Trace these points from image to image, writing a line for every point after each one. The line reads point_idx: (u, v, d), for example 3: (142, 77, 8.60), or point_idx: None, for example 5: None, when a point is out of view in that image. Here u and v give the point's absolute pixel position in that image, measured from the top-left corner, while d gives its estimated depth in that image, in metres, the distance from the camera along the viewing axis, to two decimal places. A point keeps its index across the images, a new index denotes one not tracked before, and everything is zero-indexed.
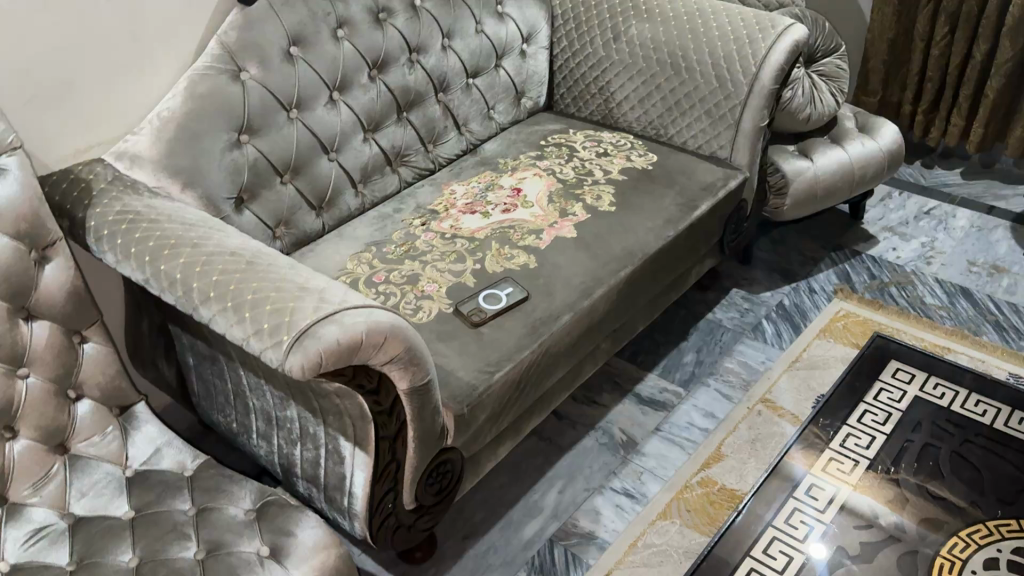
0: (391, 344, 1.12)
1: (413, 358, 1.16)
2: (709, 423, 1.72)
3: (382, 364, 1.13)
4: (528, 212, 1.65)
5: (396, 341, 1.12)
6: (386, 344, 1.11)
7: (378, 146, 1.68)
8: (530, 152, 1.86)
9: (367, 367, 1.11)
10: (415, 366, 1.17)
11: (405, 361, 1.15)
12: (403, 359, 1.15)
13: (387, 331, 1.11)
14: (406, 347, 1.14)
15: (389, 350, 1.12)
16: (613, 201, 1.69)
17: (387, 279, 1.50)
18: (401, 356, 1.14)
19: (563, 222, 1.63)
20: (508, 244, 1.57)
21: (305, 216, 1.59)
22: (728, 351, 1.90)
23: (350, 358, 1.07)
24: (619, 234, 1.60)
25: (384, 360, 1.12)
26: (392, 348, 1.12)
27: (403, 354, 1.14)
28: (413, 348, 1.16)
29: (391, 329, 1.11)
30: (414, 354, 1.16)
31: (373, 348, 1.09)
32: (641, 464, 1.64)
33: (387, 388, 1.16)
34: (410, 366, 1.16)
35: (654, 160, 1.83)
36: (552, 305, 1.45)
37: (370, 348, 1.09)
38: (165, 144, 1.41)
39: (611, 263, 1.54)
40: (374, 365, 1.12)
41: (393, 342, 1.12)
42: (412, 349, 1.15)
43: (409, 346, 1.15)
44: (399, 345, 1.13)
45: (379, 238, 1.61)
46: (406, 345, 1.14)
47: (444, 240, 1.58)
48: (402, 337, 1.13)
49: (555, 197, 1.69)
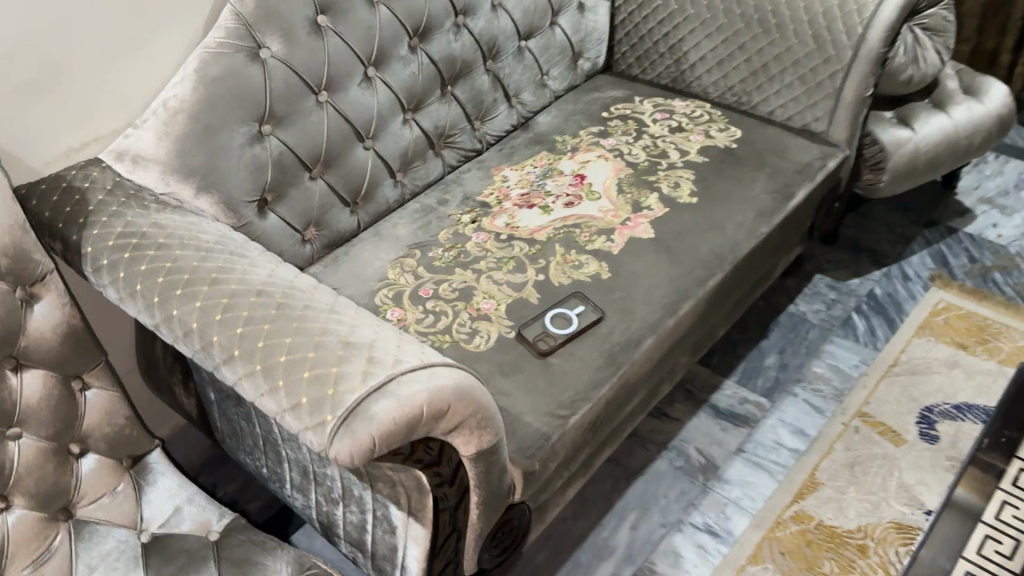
0: (456, 407, 0.90)
1: (482, 416, 0.95)
2: (799, 443, 1.52)
3: (447, 430, 0.91)
4: (595, 206, 1.41)
5: (462, 402, 0.91)
6: (451, 409, 0.90)
7: (420, 128, 1.45)
8: (591, 127, 1.62)
9: (430, 436, 0.90)
10: (484, 426, 0.96)
11: (473, 422, 0.94)
12: (470, 420, 0.94)
13: (451, 393, 0.89)
14: (474, 406, 0.93)
15: (454, 414, 0.90)
16: (694, 190, 1.45)
17: (435, 295, 1.28)
18: (468, 417, 0.93)
19: (637, 218, 1.39)
20: (575, 247, 1.34)
21: (338, 215, 1.38)
22: (815, 352, 1.68)
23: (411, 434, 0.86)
24: (704, 232, 1.37)
25: (449, 426, 0.91)
26: (458, 412, 0.91)
27: (469, 414, 0.93)
28: (480, 406, 0.94)
29: (456, 390, 0.90)
30: (482, 413, 0.95)
31: (436, 416, 0.88)
32: (723, 495, 1.45)
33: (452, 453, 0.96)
34: (479, 426, 0.96)
35: (737, 135, 1.58)
36: (631, 326, 1.23)
37: (433, 419, 0.88)
38: (175, 140, 1.18)
39: (697, 272, 1.31)
40: (439, 433, 0.91)
41: (458, 405, 0.90)
42: (480, 406, 0.94)
43: (475, 403, 0.94)
44: (466, 407, 0.91)
45: (423, 239, 1.39)
46: (474, 404, 0.93)
47: (499, 242, 1.36)
48: (468, 396, 0.92)
49: (626, 186, 1.45)
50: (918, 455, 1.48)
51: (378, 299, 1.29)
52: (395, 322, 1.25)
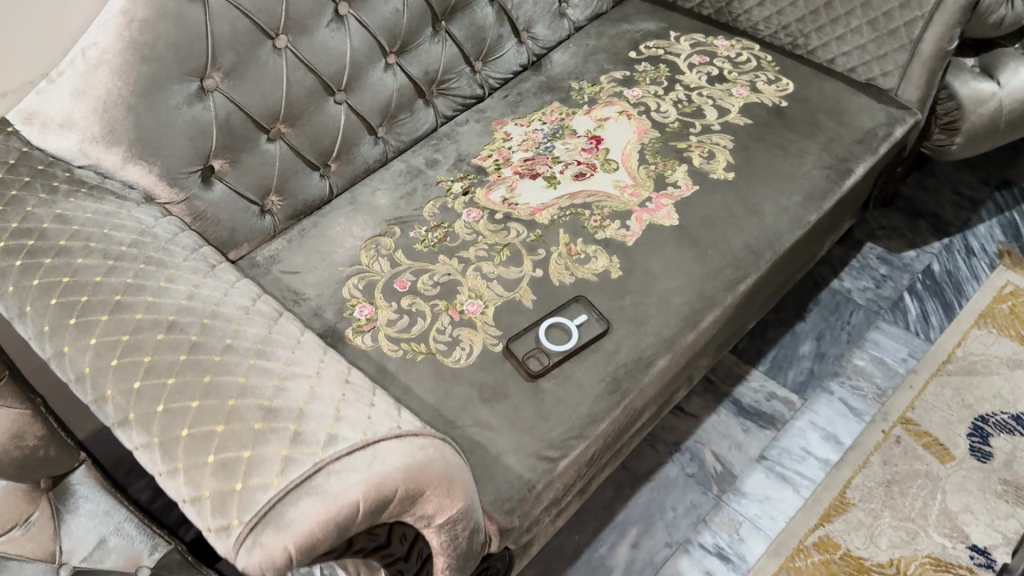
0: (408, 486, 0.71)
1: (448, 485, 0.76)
2: (831, 453, 1.34)
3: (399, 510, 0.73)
4: (611, 180, 1.19)
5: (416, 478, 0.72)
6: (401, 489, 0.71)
7: (406, 75, 1.22)
8: (615, 72, 1.37)
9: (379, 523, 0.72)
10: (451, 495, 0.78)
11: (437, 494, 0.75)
12: (430, 493, 0.75)
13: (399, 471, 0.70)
14: (434, 478, 0.74)
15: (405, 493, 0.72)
16: (730, 162, 1.21)
17: (413, 288, 1.08)
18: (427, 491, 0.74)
19: (659, 198, 1.16)
20: (583, 234, 1.12)
21: (305, 181, 1.17)
22: (859, 340, 1.47)
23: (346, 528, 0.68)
24: (739, 220, 1.15)
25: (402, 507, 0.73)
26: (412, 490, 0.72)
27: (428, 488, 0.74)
28: (443, 476, 0.76)
29: (405, 466, 0.71)
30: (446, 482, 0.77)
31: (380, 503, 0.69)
32: (739, 512, 1.28)
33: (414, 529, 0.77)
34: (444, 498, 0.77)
35: (789, 89, 1.32)
36: (641, 342, 1.03)
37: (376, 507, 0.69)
38: (98, 99, 0.95)
39: (727, 273, 1.09)
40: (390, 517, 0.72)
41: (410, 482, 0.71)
42: (442, 476, 0.75)
43: (435, 474, 0.75)
44: (422, 482, 0.73)
45: (404, 213, 1.18)
46: (432, 476, 0.74)
47: (492, 223, 1.15)
48: (424, 468, 0.73)
49: (649, 154, 1.22)
50: (967, 476, 1.30)
51: (346, 290, 1.09)
52: (364, 323, 1.06)
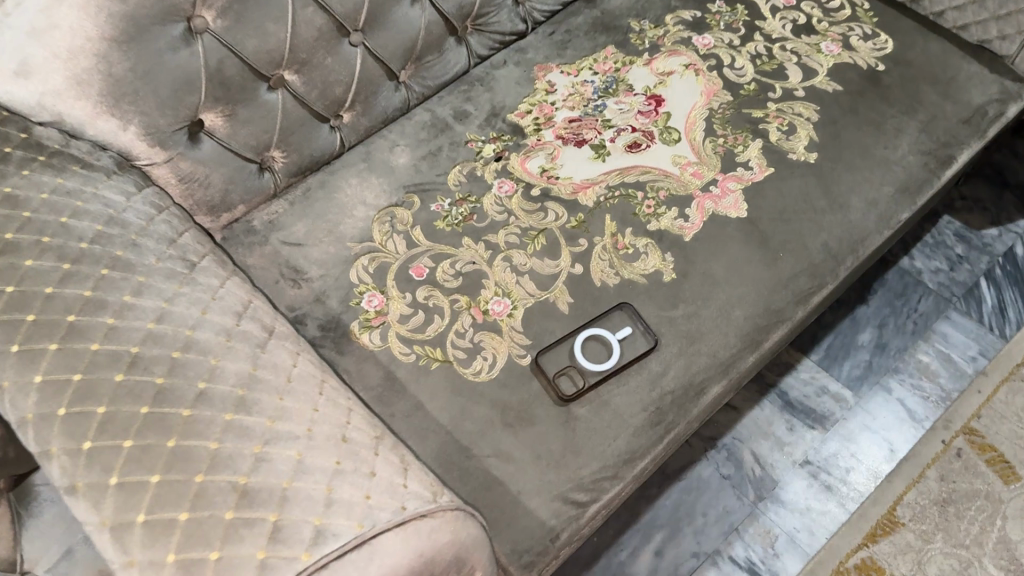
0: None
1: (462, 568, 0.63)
2: (883, 462, 1.21)
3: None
4: (670, 155, 1.01)
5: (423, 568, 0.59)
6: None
7: (437, 11, 1.02)
8: (682, 12, 1.16)
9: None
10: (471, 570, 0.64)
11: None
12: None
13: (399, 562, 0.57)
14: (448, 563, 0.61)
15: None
16: (813, 140, 1.02)
17: (431, 277, 0.93)
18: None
19: (725, 181, 0.99)
20: (633, 223, 0.96)
21: (312, 134, 1.00)
22: (925, 332, 1.32)
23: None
24: (817, 216, 0.98)
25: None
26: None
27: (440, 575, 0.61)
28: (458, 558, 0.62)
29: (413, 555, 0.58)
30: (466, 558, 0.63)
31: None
32: (776, 524, 1.17)
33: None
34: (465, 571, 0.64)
35: (888, 48, 1.11)
36: (693, 364, 0.89)
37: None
38: (62, 40, 0.76)
39: (798, 283, 0.94)
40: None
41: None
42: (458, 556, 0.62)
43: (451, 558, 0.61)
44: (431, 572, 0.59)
45: (425, 179, 1.01)
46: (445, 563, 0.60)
47: (528, 201, 0.98)
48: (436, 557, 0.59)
49: (717, 124, 1.04)
50: None
51: (353, 272, 0.95)
52: (372, 316, 0.92)
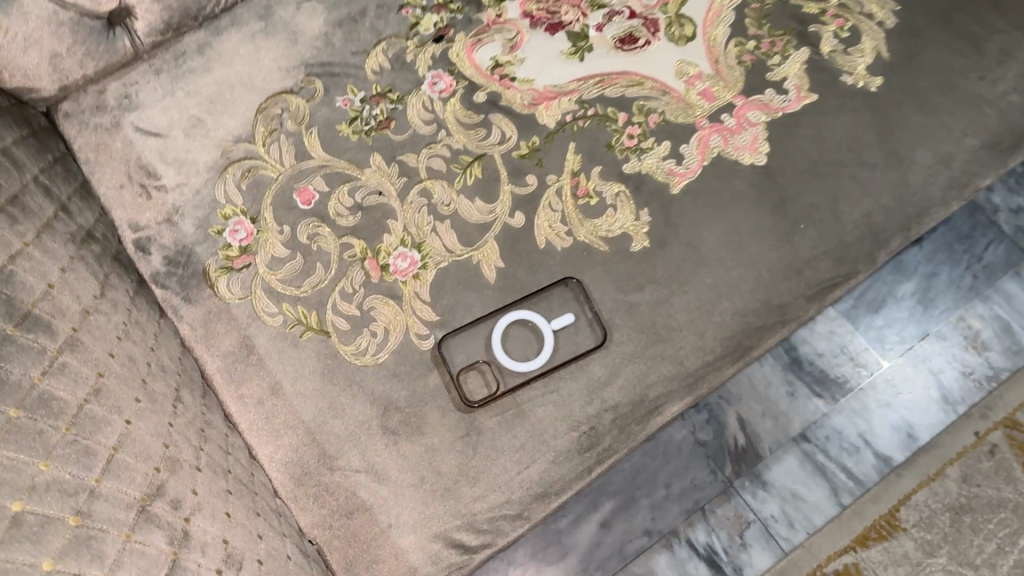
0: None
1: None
2: (895, 450, 1.00)
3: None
4: (675, 61, 0.72)
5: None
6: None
7: None
8: None
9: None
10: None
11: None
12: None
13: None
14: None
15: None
16: (881, 57, 0.73)
17: (320, 208, 0.69)
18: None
19: (745, 108, 0.71)
20: (604, 160, 0.70)
21: None
22: (985, 289, 1.05)
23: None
24: (863, 174, 0.70)
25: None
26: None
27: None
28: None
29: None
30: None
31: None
32: (751, 508, 0.97)
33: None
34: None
35: None
36: (649, 371, 0.66)
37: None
38: None
39: (817, 269, 0.68)
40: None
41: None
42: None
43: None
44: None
45: (337, 60, 0.75)
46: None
47: (467, 109, 0.72)
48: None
49: (752, 18, 0.74)
50: None
51: (221, 187, 0.71)
52: (235, 254, 0.69)
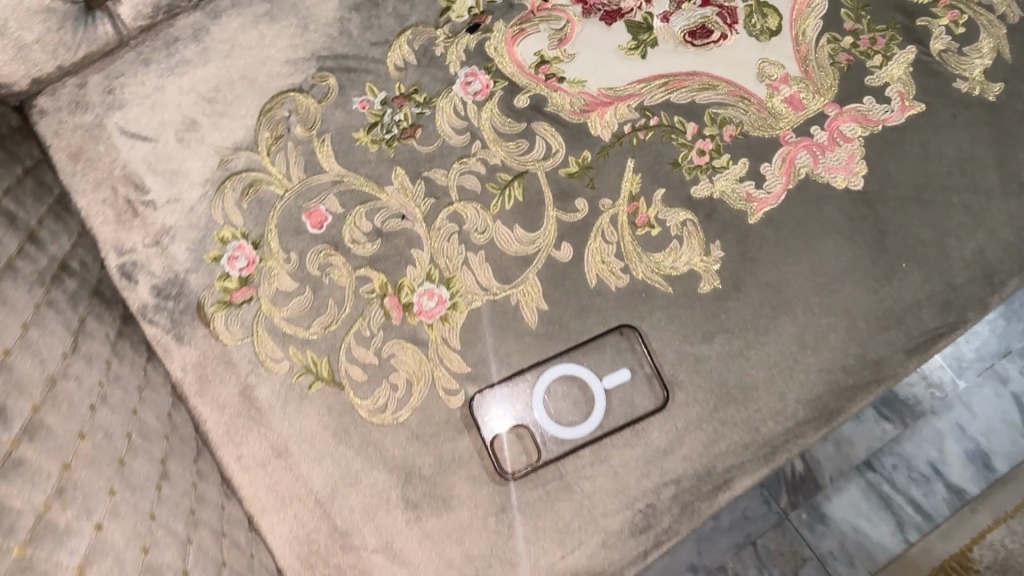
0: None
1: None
2: (972, 481, 0.77)
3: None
4: (754, 61, 0.61)
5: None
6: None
7: None
8: None
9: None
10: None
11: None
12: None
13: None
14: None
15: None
16: (1003, 60, 0.61)
17: (333, 233, 0.59)
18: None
19: (839, 119, 0.60)
20: (668, 181, 0.59)
21: None
22: None
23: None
24: (978, 202, 0.58)
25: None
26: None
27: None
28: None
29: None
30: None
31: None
32: (807, 543, 0.76)
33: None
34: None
35: None
36: (717, 439, 0.56)
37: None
38: None
39: (919, 318, 0.57)
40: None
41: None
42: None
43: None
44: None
45: (354, 51, 0.63)
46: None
47: (507, 116, 0.60)
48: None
49: (848, 9, 0.62)
50: None
51: (218, 205, 0.61)
52: (234, 286, 0.59)
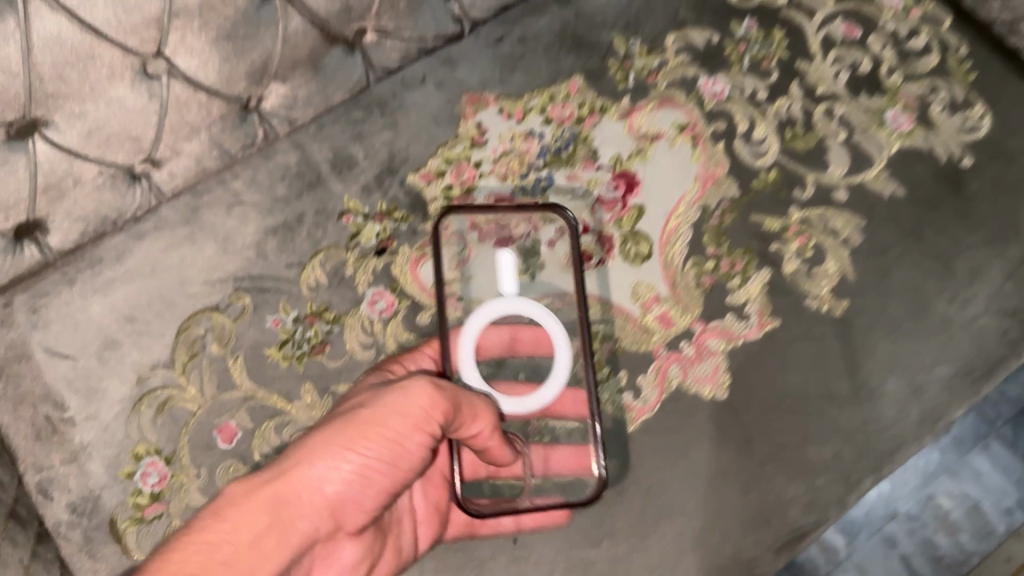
0: (352, 418, 0.53)
1: (534, 452, 0.66)
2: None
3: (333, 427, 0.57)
4: (630, 283, 0.68)
5: (381, 401, 0.53)
6: (332, 428, 0.53)
7: (307, 16, 0.64)
8: (693, 30, 0.76)
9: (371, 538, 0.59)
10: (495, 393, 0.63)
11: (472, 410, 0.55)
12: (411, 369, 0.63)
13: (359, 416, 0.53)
14: (459, 400, 0.54)
15: (352, 408, 0.54)
16: (846, 279, 0.68)
17: (242, 447, 0.64)
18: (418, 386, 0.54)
19: (704, 335, 0.67)
20: (556, 394, 0.66)
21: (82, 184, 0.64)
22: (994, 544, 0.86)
23: (190, 552, 0.48)
24: (835, 408, 0.65)
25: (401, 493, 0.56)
26: (416, 450, 0.53)
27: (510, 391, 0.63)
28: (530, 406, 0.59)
29: (393, 388, 0.54)
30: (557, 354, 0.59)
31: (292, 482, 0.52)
32: None
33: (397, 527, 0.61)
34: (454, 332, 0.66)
35: (985, 126, 0.73)
36: None
37: (279, 504, 0.51)
38: None
39: (785, 518, 0.63)
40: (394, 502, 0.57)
41: (354, 420, 0.53)
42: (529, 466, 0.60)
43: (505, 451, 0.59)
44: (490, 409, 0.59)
45: (269, 273, 0.69)
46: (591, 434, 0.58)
47: (410, 333, 0.68)
48: (433, 412, 0.53)
49: (709, 236, 0.69)
50: None
51: (135, 422, 0.65)
52: (146, 501, 0.63)
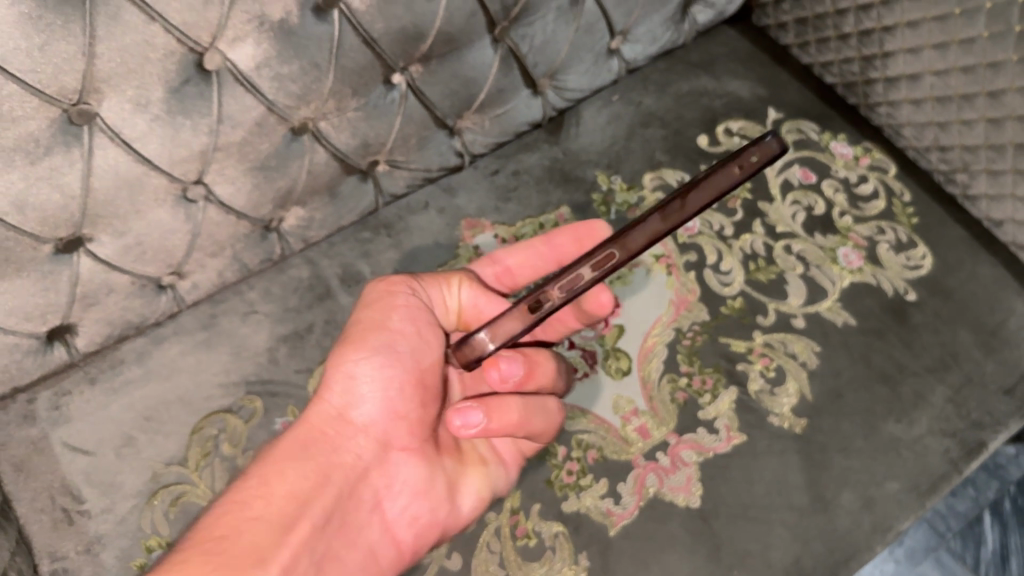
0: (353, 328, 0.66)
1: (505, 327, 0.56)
2: None
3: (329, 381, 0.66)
4: (610, 396, 0.75)
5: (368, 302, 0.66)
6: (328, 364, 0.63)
7: (332, 151, 0.73)
8: (668, 172, 0.88)
9: (434, 473, 0.65)
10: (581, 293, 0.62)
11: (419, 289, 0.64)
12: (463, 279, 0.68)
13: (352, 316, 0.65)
14: (409, 291, 0.64)
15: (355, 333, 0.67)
16: (805, 399, 0.75)
17: None
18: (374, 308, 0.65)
19: (678, 447, 0.73)
20: (543, 498, 0.71)
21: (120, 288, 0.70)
22: None
23: (262, 486, 0.59)
24: (797, 519, 0.70)
25: (409, 377, 0.62)
26: (400, 343, 0.62)
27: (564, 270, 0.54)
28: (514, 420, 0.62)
29: (358, 303, 0.66)
30: (597, 272, 0.52)
31: (308, 426, 0.62)
32: None
33: (485, 456, 0.69)
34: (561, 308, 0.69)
35: (923, 265, 0.83)
36: None
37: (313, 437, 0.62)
38: None
39: None
40: (429, 417, 0.64)
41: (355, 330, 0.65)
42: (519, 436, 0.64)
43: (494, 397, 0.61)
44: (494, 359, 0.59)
45: (280, 378, 0.75)
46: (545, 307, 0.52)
47: None
48: (392, 292, 0.64)
49: (683, 354, 0.77)
50: None
51: (148, 515, 0.69)
52: None
